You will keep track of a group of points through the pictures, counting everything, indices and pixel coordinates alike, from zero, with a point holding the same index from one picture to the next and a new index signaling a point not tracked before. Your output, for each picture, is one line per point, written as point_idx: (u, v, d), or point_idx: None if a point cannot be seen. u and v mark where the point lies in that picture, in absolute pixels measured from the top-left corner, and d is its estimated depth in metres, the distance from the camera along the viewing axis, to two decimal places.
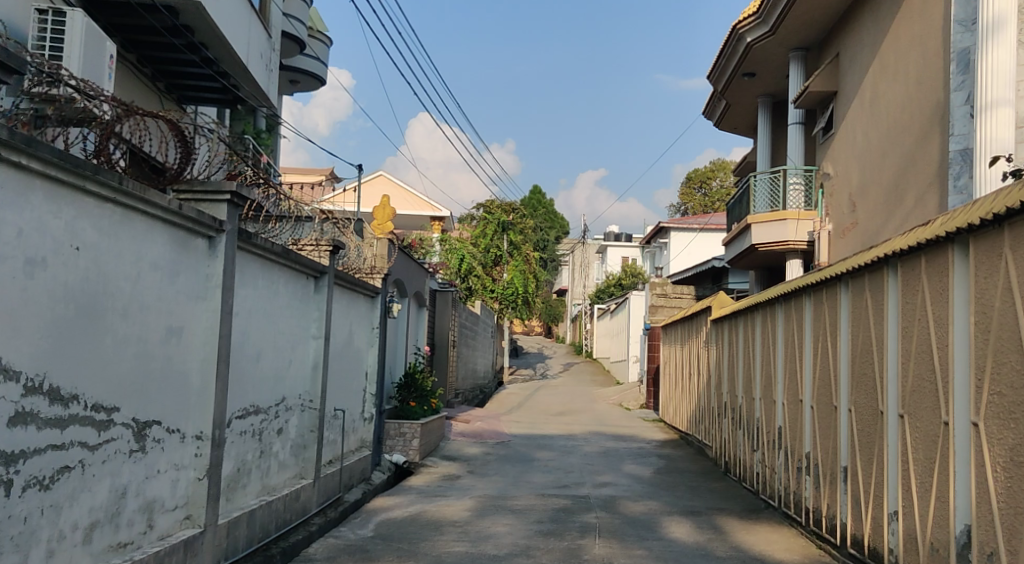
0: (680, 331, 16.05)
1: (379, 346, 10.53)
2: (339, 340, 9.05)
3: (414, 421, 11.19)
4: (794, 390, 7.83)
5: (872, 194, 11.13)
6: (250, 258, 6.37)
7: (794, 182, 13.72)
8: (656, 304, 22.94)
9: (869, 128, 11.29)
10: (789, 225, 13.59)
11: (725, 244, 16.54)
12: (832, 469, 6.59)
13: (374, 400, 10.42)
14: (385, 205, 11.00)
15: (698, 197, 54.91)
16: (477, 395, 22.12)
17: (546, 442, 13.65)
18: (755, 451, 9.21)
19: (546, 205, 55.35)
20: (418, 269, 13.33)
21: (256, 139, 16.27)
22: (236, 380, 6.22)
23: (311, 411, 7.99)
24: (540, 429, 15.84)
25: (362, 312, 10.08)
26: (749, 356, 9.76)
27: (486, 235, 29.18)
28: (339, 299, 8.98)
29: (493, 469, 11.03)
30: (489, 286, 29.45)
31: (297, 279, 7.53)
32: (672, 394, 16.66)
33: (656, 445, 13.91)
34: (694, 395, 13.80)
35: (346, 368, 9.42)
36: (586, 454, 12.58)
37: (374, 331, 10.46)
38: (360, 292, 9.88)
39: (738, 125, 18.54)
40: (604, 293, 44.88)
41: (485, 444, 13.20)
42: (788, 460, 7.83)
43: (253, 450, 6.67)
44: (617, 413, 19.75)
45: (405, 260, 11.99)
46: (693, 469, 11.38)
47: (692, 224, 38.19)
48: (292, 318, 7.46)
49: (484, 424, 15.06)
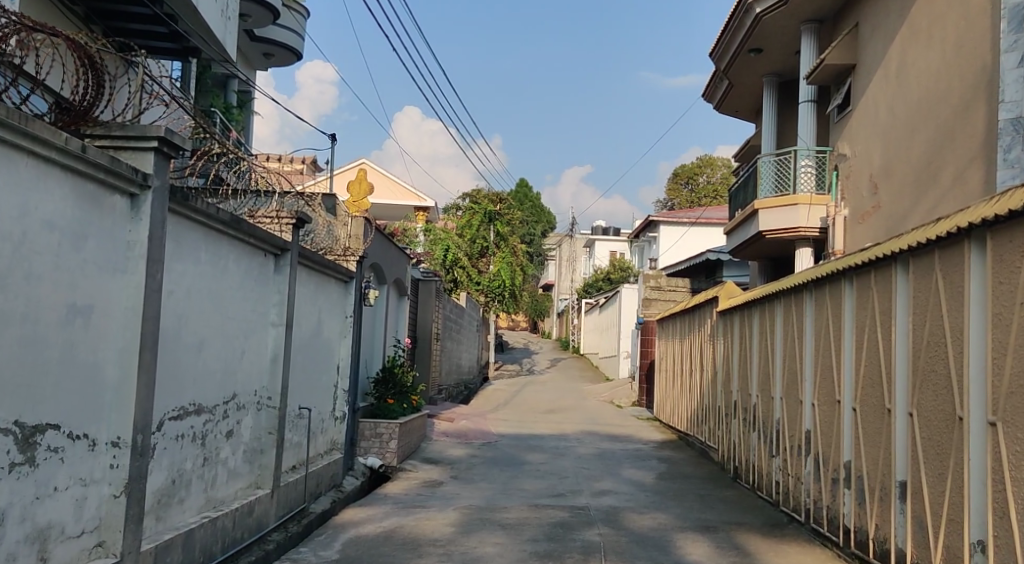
0: (678, 324, 15.04)
1: (353, 336, 9.44)
2: (304, 330, 7.94)
3: (392, 420, 10.09)
4: (827, 389, 6.79)
5: (897, 175, 10.13)
6: (189, 225, 5.26)
7: (805, 164, 12.70)
8: (650, 297, 21.96)
9: (895, 103, 10.29)
10: (800, 211, 12.56)
11: (726, 232, 15.51)
12: (883, 484, 5.56)
13: (345, 398, 9.32)
14: (362, 181, 9.90)
15: (686, 193, 53.96)
16: (462, 391, 21.06)
17: (536, 443, 12.59)
18: (773, 457, 8.19)
19: (533, 198, 54.31)
20: (398, 254, 12.21)
21: (226, 114, 15.11)
22: (169, 374, 5.11)
23: (268, 410, 6.89)
24: (529, 428, 14.78)
25: (334, 298, 8.98)
26: (766, 352, 8.72)
27: (472, 225, 28.06)
28: (305, 282, 7.87)
29: (478, 474, 9.95)
30: (475, 278, 28.36)
31: (251, 256, 6.40)
32: (669, 392, 15.65)
33: (654, 447, 12.88)
34: (695, 394, 12.80)
35: (313, 361, 8.31)
36: (579, 457, 11.52)
37: (348, 321, 9.36)
38: (332, 275, 8.78)
39: (740, 107, 17.52)
40: (592, 287, 43.93)
41: (470, 446, 12.12)
42: (819, 470, 6.81)
43: (193, 457, 5.56)
44: (608, 411, 18.73)
45: (384, 244, 10.89)
46: (699, 474, 10.35)
47: (682, 218, 37.28)
48: (245, 302, 6.35)
49: (469, 423, 13.99)
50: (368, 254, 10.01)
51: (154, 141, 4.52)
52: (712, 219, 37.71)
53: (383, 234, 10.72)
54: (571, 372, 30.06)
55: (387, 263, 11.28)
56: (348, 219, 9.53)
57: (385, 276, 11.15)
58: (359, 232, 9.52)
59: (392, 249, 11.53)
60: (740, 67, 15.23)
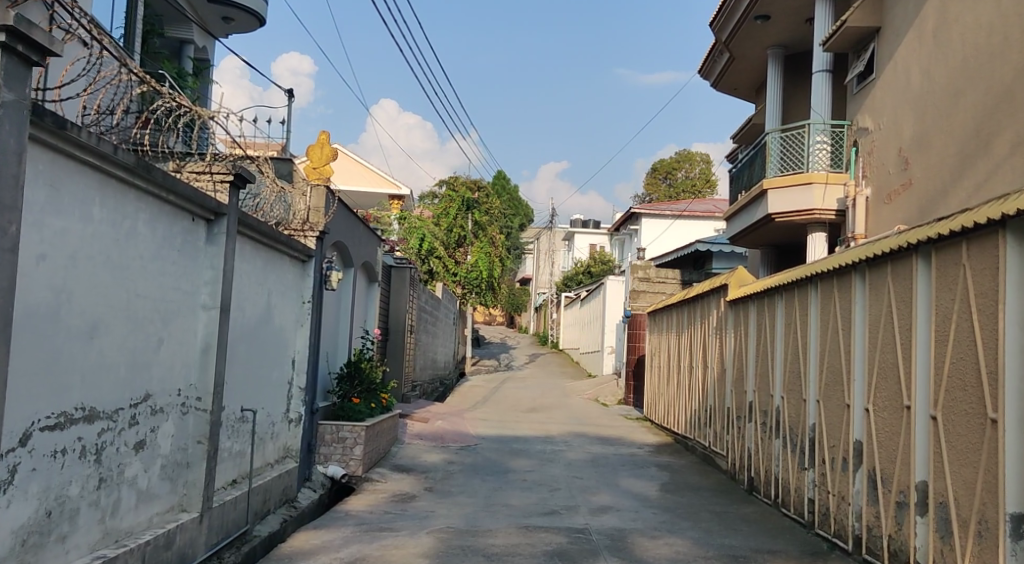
0: (673, 317, 13.80)
1: (312, 325, 8.07)
2: (248, 316, 6.56)
3: (357, 422, 8.73)
4: (887, 391, 5.55)
5: (934, 147, 8.95)
6: (68, 165, 3.89)
7: (819, 141, 11.56)
8: (638, 289, 20.85)
9: (931, 66, 9.10)
10: (814, 192, 11.36)
11: (726, 217, 14.30)
12: (984, 516, 4.32)
13: (301, 397, 7.95)
14: (325, 146, 8.53)
15: (665, 188, 52.92)
16: (437, 387, 19.74)
17: (520, 448, 11.30)
18: (806, 470, 6.97)
19: (510, 191, 52.96)
20: (367, 234, 10.82)
21: (177, 79, 13.63)
22: (36, 370, 3.73)
23: (198, 414, 5.52)
24: (511, 429, 13.48)
25: (289, 279, 7.59)
26: (794, 347, 7.50)
27: (449, 214, 26.50)
28: (250, 259, 6.48)
29: (456, 485, 8.63)
30: (452, 269, 27.03)
31: (171, 219, 5.03)
32: (662, 391, 14.44)
33: (650, 451, 11.65)
34: (697, 393, 11.57)
35: (260, 354, 6.93)
36: (570, 464, 10.24)
37: (305, 307, 7.99)
38: (285, 253, 7.39)
39: (739, 84, 16.31)
40: (571, 281, 42.75)
41: (447, 450, 10.79)
42: (878, 492, 5.57)
43: (85, 478, 4.19)
44: (594, 410, 17.51)
45: (349, 220, 9.48)
46: (707, 485, 9.12)
47: (665, 211, 36.15)
48: (161, 277, 4.96)
49: (445, 423, 12.65)
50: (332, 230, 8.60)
51: (2, 34, 3.18)
52: (695, 212, 36.68)
53: (348, 208, 9.31)
54: (551, 368, 28.81)
55: (354, 243, 9.88)
56: (307, 188, 8.07)
57: (350, 257, 9.75)
58: (319, 204, 8.10)
59: (359, 228, 10.13)
60: (744, 37, 14.00)
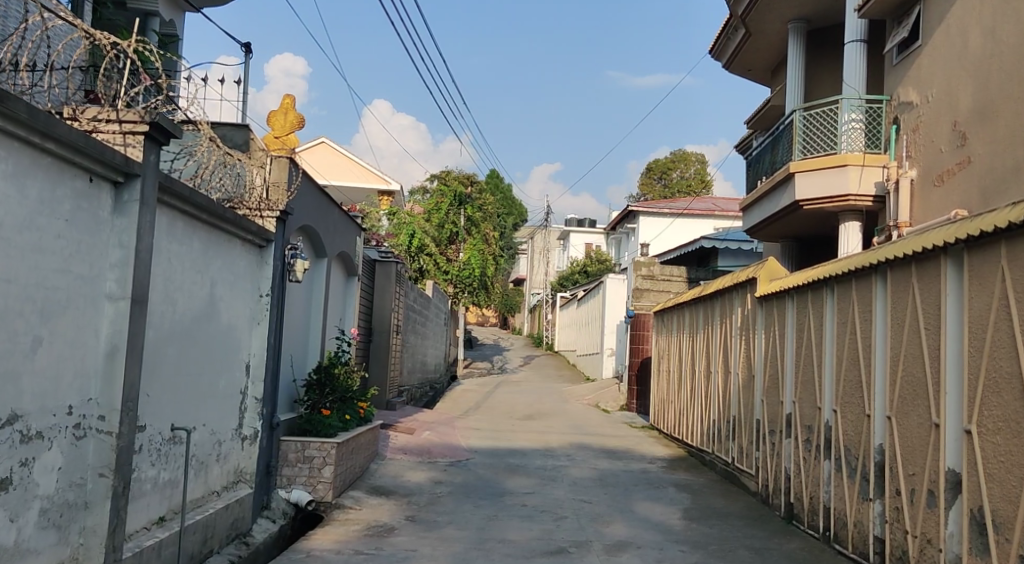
0: (685, 317, 12.53)
1: (272, 324, 6.76)
2: (180, 312, 5.24)
3: (328, 438, 7.40)
4: (1003, 407, 4.26)
5: (1001, 117, 7.67)
6: None
7: (849, 119, 10.29)
8: (642, 287, 19.13)
9: (996, 24, 7.82)
10: (849, 174, 10.05)
11: (745, 207, 13.02)
12: None
13: (257, 411, 6.63)
14: (289, 112, 7.24)
15: (660, 188, 51.71)
16: (426, 393, 18.45)
17: (518, 464, 9.98)
18: (871, 500, 5.70)
19: (504, 190, 51.72)
20: (343, 221, 9.49)
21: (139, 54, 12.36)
22: None
23: (99, 438, 4.18)
24: (506, 440, 12.17)
25: (240, 267, 6.27)
26: (851, 351, 6.20)
27: (440, 209, 25.32)
28: (180, 239, 5.15)
29: (444, 512, 7.29)
30: (443, 267, 25.72)
31: (51, 175, 3.73)
32: (672, 397, 13.15)
33: (663, 467, 10.35)
34: (716, 402, 10.29)
35: (200, 359, 5.61)
36: (575, 485, 8.91)
37: (263, 302, 6.67)
38: (233, 235, 6.06)
39: (754, 64, 15.04)
40: (567, 280, 41.47)
41: (434, 467, 9.46)
42: (989, 539, 4.28)
43: None
44: (596, 418, 16.23)
45: (318, 201, 8.13)
46: (736, 511, 7.83)
47: (664, 210, 34.88)
48: (35, 257, 3.63)
49: (432, 434, 11.34)
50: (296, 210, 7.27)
51: None
52: (693, 211, 35.48)
53: (317, 187, 7.98)
54: (547, 371, 27.51)
55: (326, 229, 8.55)
56: (267, 160, 6.81)
57: (322, 244, 8.41)
58: (281, 179, 6.85)
59: (331, 210, 8.77)
60: (762, 9, 12.71)
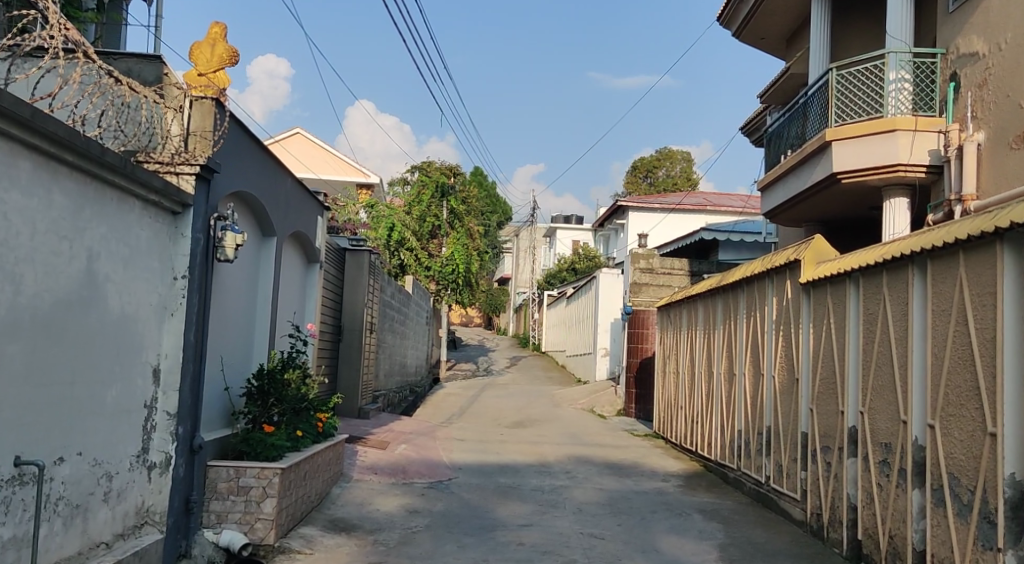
0: (698, 311, 11.00)
1: (191, 315, 5.14)
2: (28, 295, 3.63)
3: (270, 461, 5.78)
4: None
5: None
6: None
7: (895, 79, 8.80)
8: (640, 281, 17.41)
9: None
10: (898, 142, 8.55)
11: (766, 184, 11.50)
12: None
13: (169, 430, 5.01)
14: (218, 43, 5.59)
15: (646, 185, 50.29)
16: (405, 397, 16.87)
17: (510, 486, 8.39)
18: (999, 551, 4.17)
19: (488, 188, 50.15)
20: (299, 195, 7.87)
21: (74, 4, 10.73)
22: None
23: None
24: (495, 454, 10.57)
25: (140, 239, 4.66)
26: (959, 350, 4.68)
27: (422, 201, 23.69)
28: (23, 188, 3.55)
29: (419, 557, 5.70)
30: (424, 262, 24.13)
31: None
32: (681, 404, 11.61)
33: (681, 487, 8.80)
34: (742, 411, 8.76)
35: (69, 363, 4.00)
36: (580, 513, 7.32)
37: (178, 286, 5.06)
38: (126, 192, 4.44)
39: (768, 31, 13.50)
40: (554, 279, 39.94)
41: (410, 491, 7.85)
42: None
43: None
44: (594, 425, 14.66)
45: (260, 163, 6.49)
46: (785, 549, 6.28)
47: (655, 205, 33.42)
48: None
49: (409, 448, 9.72)
50: (228, 168, 5.66)
51: None
52: (685, 206, 33.98)
53: (256, 143, 6.36)
54: (536, 373, 25.92)
55: (274, 199, 6.94)
56: (185, 101, 5.22)
57: (268, 217, 6.80)
58: (205, 126, 5.22)
59: (280, 176, 7.15)
60: None
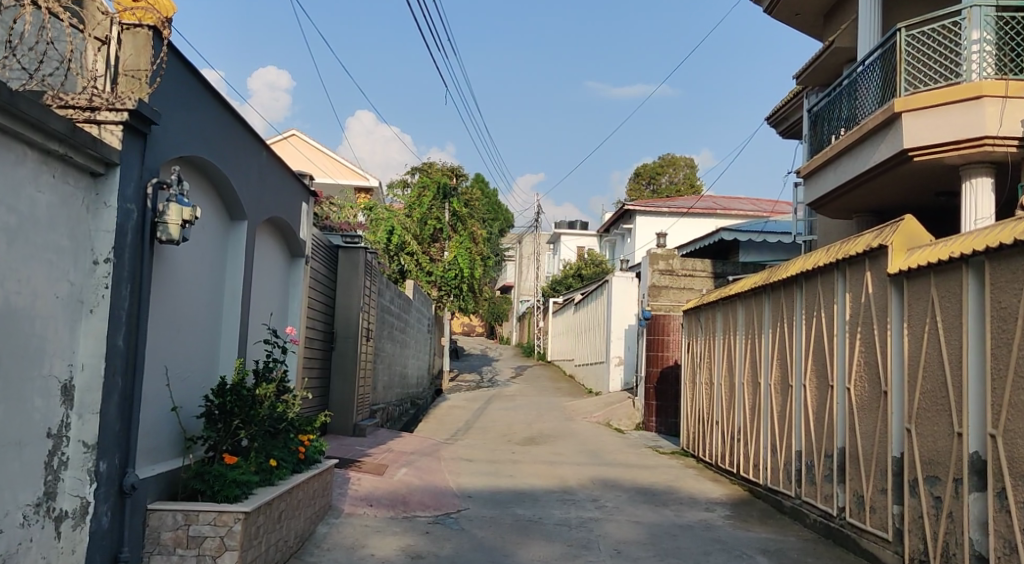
0: (737, 313, 9.70)
1: (120, 312, 3.86)
2: None
3: (231, 504, 4.43)
4: None
5: None
6: None
7: (977, 39, 7.50)
8: (659, 284, 16.09)
9: None
10: (986, 111, 7.28)
11: (812, 170, 10.23)
12: None
13: (83, 468, 3.70)
14: None
15: (648, 193, 49.00)
16: (405, 411, 15.59)
17: (531, 519, 7.07)
18: None
19: (489, 194, 48.90)
20: (277, 173, 6.58)
21: None
22: None
23: None
24: (508, 477, 9.25)
25: (35, 205, 3.40)
26: None
27: (422, 203, 22.39)
28: None
29: None
30: (426, 267, 22.82)
31: None
32: (717, 419, 10.28)
33: (731, 519, 7.48)
34: (802, 429, 7.45)
35: None
36: (620, 556, 6.01)
37: (100, 273, 3.77)
38: (8, 134, 3.21)
39: (804, 7, 12.24)
40: (559, 285, 38.64)
41: (412, 528, 6.53)
42: None
43: None
44: (613, 441, 13.34)
45: (223, 126, 5.20)
46: None
47: (663, 209, 32.18)
48: None
49: (411, 472, 8.41)
50: (176, 120, 4.37)
51: None
52: (694, 210, 32.72)
53: (217, 99, 5.09)
54: (543, 384, 24.58)
55: (242, 174, 5.66)
56: (115, 31, 3.95)
57: (233, 193, 5.52)
58: (141, 64, 3.95)
59: (252, 146, 5.88)
60: None
